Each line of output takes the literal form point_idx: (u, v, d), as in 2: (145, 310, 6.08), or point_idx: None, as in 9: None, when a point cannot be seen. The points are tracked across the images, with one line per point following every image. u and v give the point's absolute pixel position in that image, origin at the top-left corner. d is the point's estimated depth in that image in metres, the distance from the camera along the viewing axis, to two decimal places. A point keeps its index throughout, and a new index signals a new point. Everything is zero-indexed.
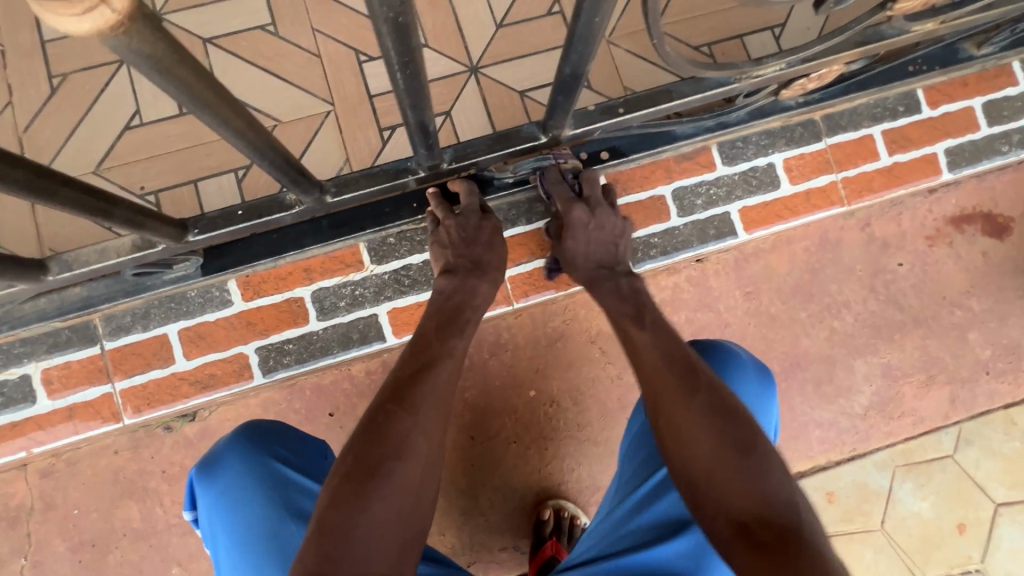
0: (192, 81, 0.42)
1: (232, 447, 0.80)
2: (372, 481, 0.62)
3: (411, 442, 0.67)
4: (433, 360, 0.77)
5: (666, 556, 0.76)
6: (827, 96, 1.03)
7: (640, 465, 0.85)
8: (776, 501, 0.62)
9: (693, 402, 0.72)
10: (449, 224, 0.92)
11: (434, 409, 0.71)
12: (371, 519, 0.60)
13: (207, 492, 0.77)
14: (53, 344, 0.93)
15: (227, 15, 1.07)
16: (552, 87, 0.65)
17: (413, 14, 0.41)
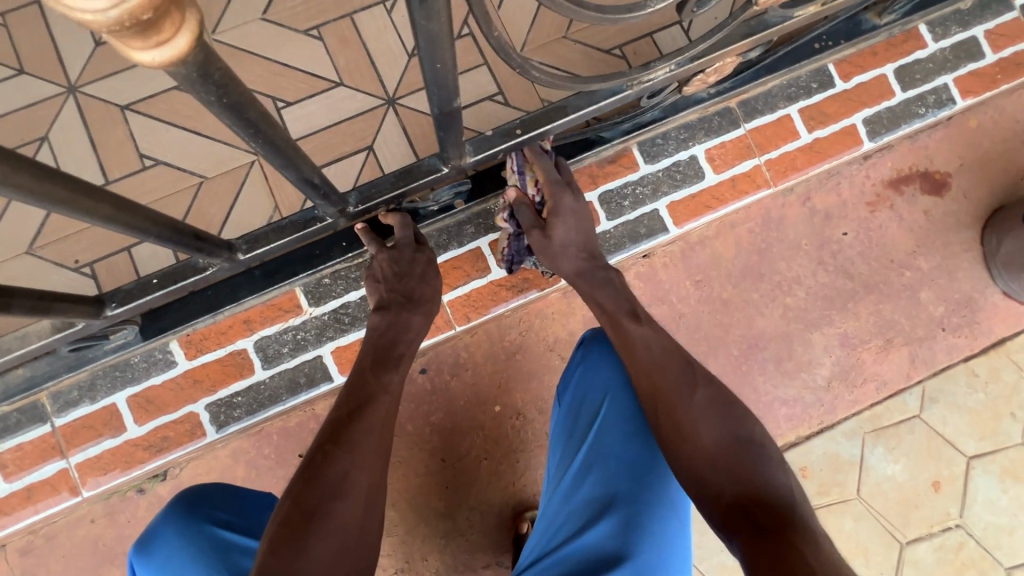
0: (37, 186, 0.43)
1: (167, 520, 0.82)
2: (314, 523, 0.64)
3: (350, 480, 0.69)
4: (370, 397, 0.80)
5: (595, 540, 0.80)
6: (738, 84, 1.06)
7: (562, 457, 0.89)
8: (771, 491, 0.68)
9: (696, 395, 0.79)
10: (384, 255, 0.93)
11: (372, 445, 0.74)
12: (312, 559, 0.62)
13: (146, 566, 0.80)
14: (4, 428, 0.94)
15: (141, 80, 1.08)
16: (433, 125, 0.66)
17: (239, 92, 0.43)
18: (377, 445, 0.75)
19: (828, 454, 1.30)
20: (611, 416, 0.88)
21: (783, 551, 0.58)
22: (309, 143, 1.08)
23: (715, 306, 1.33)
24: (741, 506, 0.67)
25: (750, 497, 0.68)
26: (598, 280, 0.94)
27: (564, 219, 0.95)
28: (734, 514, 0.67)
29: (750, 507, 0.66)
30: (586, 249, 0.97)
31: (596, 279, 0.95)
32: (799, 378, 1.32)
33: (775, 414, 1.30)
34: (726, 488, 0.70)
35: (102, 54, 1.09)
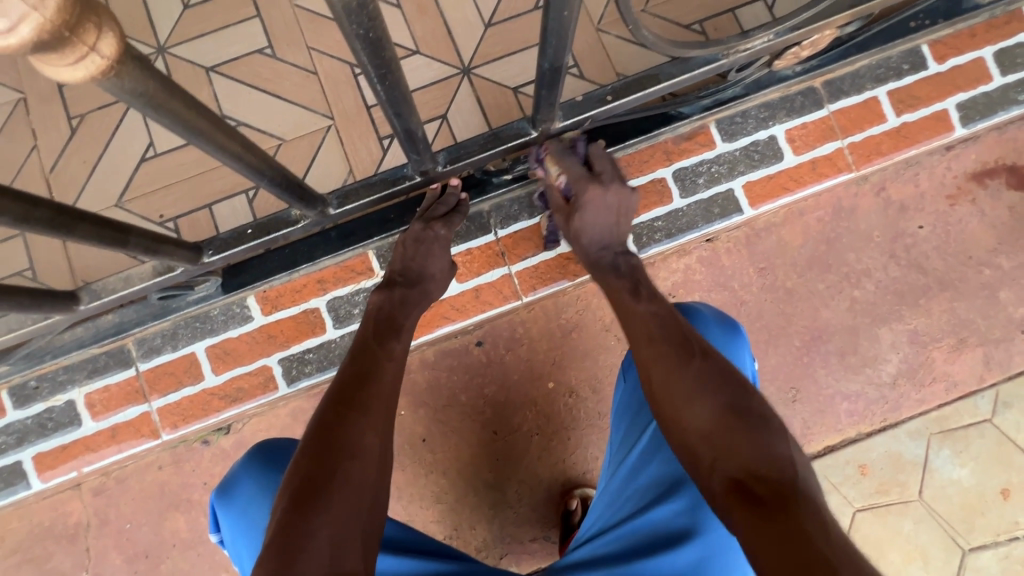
0: (186, 115, 0.45)
1: (246, 472, 0.85)
2: (332, 482, 0.64)
3: (365, 443, 0.69)
4: (374, 364, 0.79)
5: (661, 518, 0.78)
6: (825, 62, 1.02)
7: (627, 431, 0.87)
8: (774, 463, 0.61)
9: (690, 367, 0.72)
10: (436, 229, 0.92)
11: (383, 408, 0.74)
12: (327, 516, 0.61)
13: (227, 511, 0.83)
14: (92, 370, 0.98)
15: (226, 43, 1.11)
16: (535, 83, 0.66)
17: (383, 29, 0.43)
18: (386, 409, 0.74)
19: (890, 453, 1.25)
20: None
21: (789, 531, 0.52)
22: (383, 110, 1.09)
23: (778, 295, 1.30)
24: (735, 481, 0.61)
25: (743, 472, 0.61)
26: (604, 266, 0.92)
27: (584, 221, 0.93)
28: (733, 492, 0.60)
29: (744, 480, 0.60)
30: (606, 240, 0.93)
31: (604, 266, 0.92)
32: (863, 373, 1.28)
33: (836, 408, 1.27)
34: (731, 464, 0.63)
35: (190, 16, 1.12)
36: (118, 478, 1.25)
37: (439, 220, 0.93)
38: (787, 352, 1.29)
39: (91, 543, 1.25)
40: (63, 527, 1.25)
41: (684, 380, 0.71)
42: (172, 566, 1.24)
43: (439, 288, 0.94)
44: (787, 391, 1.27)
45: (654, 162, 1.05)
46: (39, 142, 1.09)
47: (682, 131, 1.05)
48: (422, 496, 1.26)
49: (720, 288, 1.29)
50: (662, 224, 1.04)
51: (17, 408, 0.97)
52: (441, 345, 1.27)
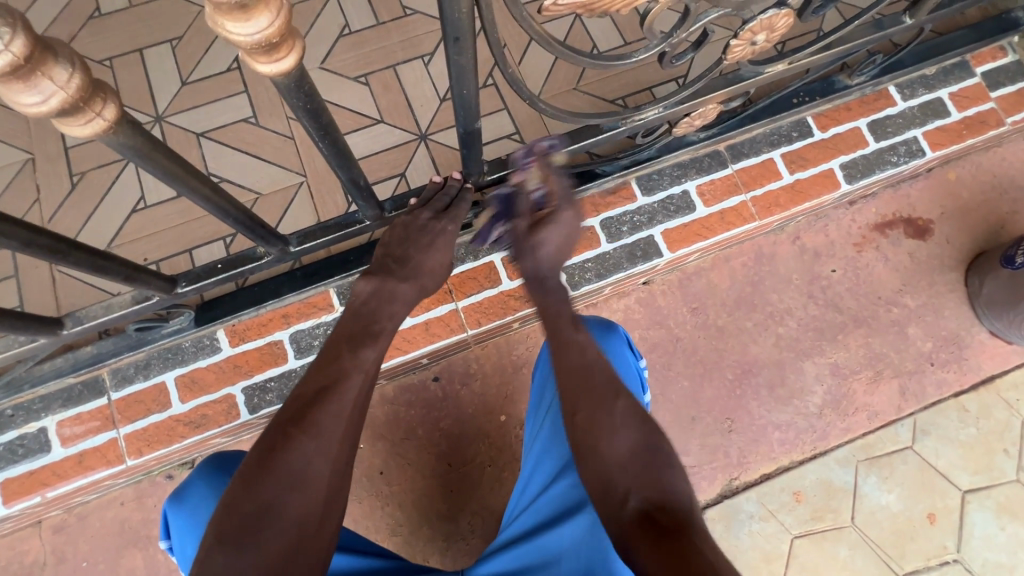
0: (167, 164, 0.58)
1: (198, 477, 0.96)
2: (263, 517, 0.69)
3: (309, 472, 0.73)
4: (338, 377, 0.82)
5: (559, 493, 0.93)
6: (724, 130, 1.22)
7: (537, 421, 1.03)
8: (674, 494, 0.71)
9: (616, 406, 0.80)
10: (443, 224, 1.01)
11: (333, 433, 0.77)
12: (256, 554, 0.66)
13: (178, 514, 0.93)
14: (67, 399, 1.06)
15: (216, 113, 1.29)
16: (458, 144, 0.82)
17: (320, 102, 0.58)
18: (337, 432, 0.77)
19: (822, 480, 1.33)
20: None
21: (688, 553, 0.61)
22: None
23: (710, 332, 1.43)
24: (645, 513, 0.68)
25: (651, 502, 0.70)
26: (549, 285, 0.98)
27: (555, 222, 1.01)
28: (644, 522, 0.67)
29: (653, 512, 0.68)
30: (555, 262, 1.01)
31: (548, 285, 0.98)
32: (792, 404, 1.38)
33: (769, 438, 1.36)
34: (640, 497, 0.71)
35: (187, 91, 1.30)
36: (80, 514, 1.29)
37: (444, 217, 1.02)
38: (720, 384, 1.40)
39: None
40: (19, 566, 1.27)
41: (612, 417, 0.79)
42: None
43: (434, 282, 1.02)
44: (723, 421, 1.37)
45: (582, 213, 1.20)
46: (41, 195, 1.23)
47: (607, 186, 1.22)
48: (378, 529, 1.30)
49: (657, 326, 1.42)
50: (591, 265, 1.18)
51: None
52: (399, 381, 1.37)
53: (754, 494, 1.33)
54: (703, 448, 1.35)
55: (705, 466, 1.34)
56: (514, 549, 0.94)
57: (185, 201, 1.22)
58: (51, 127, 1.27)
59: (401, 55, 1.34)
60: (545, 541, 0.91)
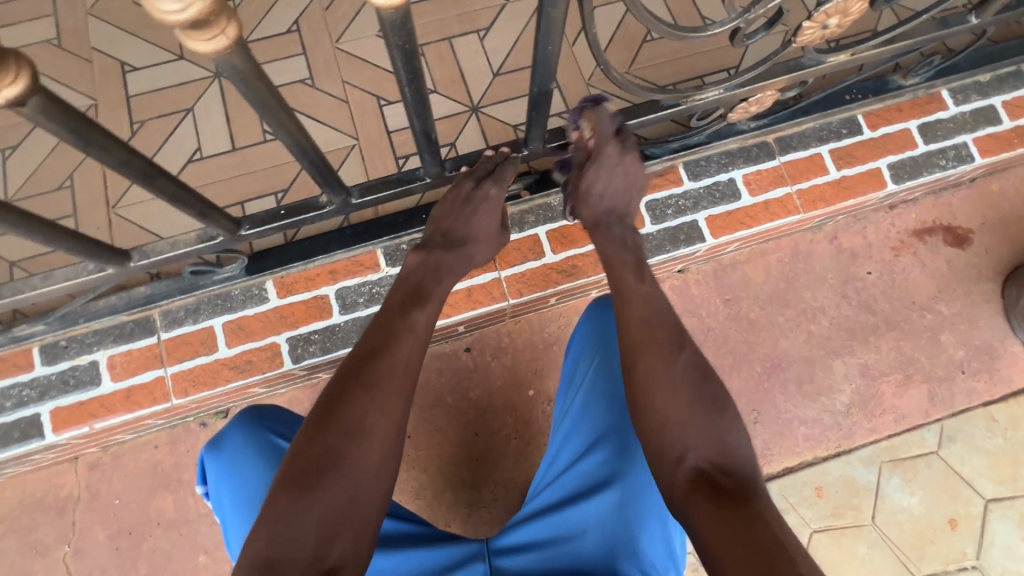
0: (265, 93, 0.61)
1: (231, 429, 0.96)
2: (327, 470, 0.71)
3: (369, 427, 0.74)
4: (396, 337, 0.83)
5: (588, 468, 0.95)
6: (775, 121, 1.23)
7: (566, 402, 1.05)
8: (734, 456, 0.75)
9: (676, 361, 0.81)
10: (486, 192, 1.01)
11: (393, 389, 0.77)
12: (319, 504, 0.69)
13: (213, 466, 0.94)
14: (118, 335, 1.09)
15: (274, 72, 1.32)
16: (528, 104, 0.83)
17: (416, 43, 0.60)
18: (396, 387, 0.78)
19: (844, 477, 1.34)
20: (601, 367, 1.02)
21: (745, 523, 0.64)
22: (402, 134, 1.28)
23: (742, 324, 1.43)
24: (704, 475, 0.72)
25: (711, 466, 0.73)
26: (609, 229, 1.01)
27: (605, 164, 1.01)
28: (703, 484, 0.71)
29: (712, 474, 0.72)
30: (615, 202, 1.03)
31: (608, 229, 1.01)
32: (819, 401, 1.39)
33: (794, 432, 1.37)
34: (700, 455, 0.74)
35: None
36: (115, 454, 1.33)
37: (485, 180, 1.02)
38: (749, 376, 1.40)
39: (78, 517, 1.30)
40: (54, 498, 1.31)
41: (677, 370, 0.80)
42: (153, 545, 1.29)
43: (483, 252, 1.05)
44: (749, 412, 1.38)
45: None
46: None
47: (655, 169, 1.23)
48: (402, 491, 1.33)
49: (689, 314, 1.43)
50: None
51: (45, 364, 1.07)
52: (432, 348, 1.39)
53: (775, 486, 1.34)
54: None
55: None
56: (539, 522, 0.94)
57: (241, 155, 1.26)
58: (114, 76, 1.31)
59: (456, 28, 1.36)
60: (569, 515, 0.92)
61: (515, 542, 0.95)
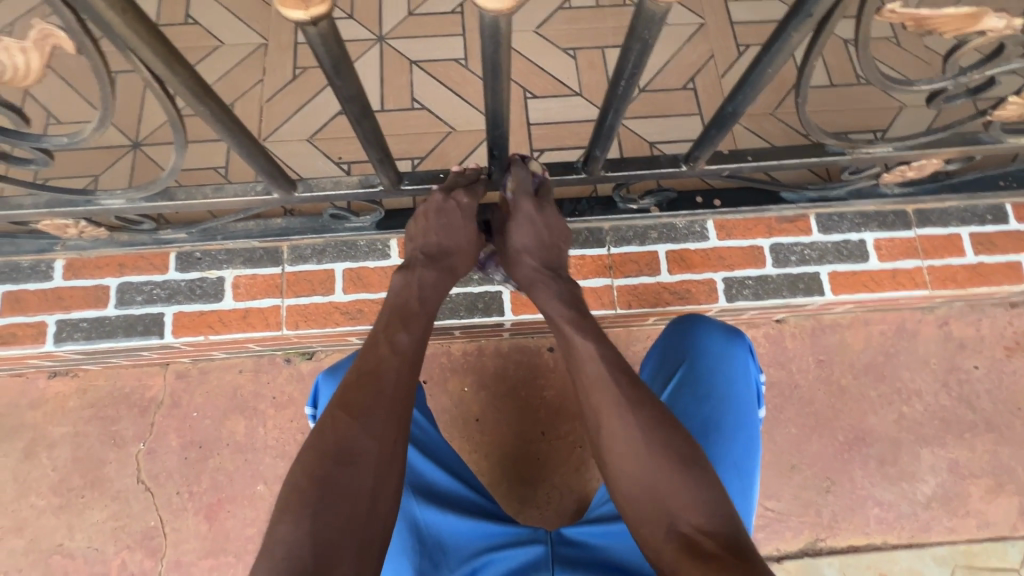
0: (503, 60, 0.64)
1: (353, 361, 1.02)
2: (320, 490, 0.66)
3: (359, 449, 0.70)
4: (386, 359, 0.79)
5: None
6: (920, 192, 1.19)
7: None
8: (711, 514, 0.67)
9: (635, 417, 0.75)
10: (458, 199, 0.96)
11: (382, 414, 0.73)
12: (316, 528, 0.64)
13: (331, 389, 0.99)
14: (247, 259, 1.15)
15: (433, 47, 1.37)
16: (710, 121, 0.84)
17: (657, 37, 0.62)
18: (386, 412, 0.74)
19: (911, 570, 1.28)
20: (682, 384, 0.99)
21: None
22: (542, 130, 1.31)
23: (831, 388, 1.39)
24: (687, 538, 0.66)
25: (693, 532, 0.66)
26: (543, 287, 0.94)
27: (518, 221, 0.96)
28: (684, 548, 0.65)
29: (696, 537, 0.65)
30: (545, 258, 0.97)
31: (542, 286, 0.94)
32: (899, 486, 1.33)
33: (866, 511, 1.31)
34: (684, 519, 0.67)
35: (412, 21, 1.40)
36: (202, 369, 1.39)
37: (439, 206, 0.95)
38: (829, 443, 1.36)
39: (157, 420, 1.36)
40: (139, 397, 1.37)
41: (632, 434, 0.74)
42: (218, 463, 1.34)
43: (467, 263, 1.00)
44: (822, 479, 1.33)
45: (756, 232, 1.20)
46: (265, 77, 1.34)
47: (787, 214, 1.21)
48: None
49: (778, 367, 1.40)
50: (752, 283, 1.18)
51: (178, 270, 1.14)
52: (517, 340, 1.40)
53: (837, 561, 1.29)
54: (795, 499, 1.32)
55: (793, 517, 1.31)
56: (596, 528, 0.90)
57: (388, 116, 1.32)
58: (287, 21, 1.39)
59: (612, 39, 1.39)
60: None
61: (573, 537, 0.90)
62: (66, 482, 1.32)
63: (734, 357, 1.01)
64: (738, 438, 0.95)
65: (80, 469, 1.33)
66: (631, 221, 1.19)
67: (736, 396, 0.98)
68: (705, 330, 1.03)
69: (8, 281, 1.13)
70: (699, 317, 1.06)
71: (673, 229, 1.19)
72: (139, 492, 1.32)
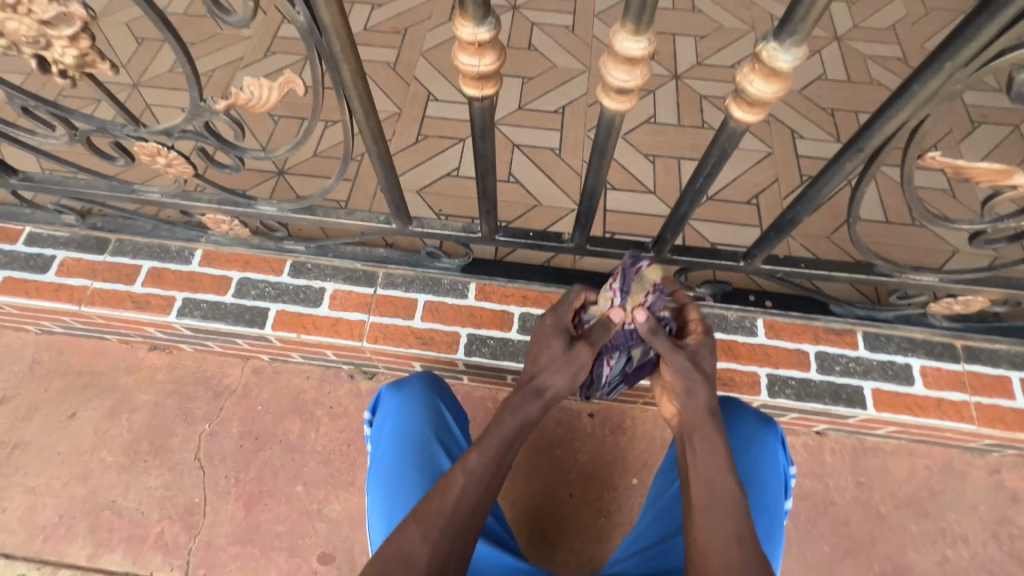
0: (608, 148, 0.81)
1: (417, 380, 1.12)
2: (423, 524, 0.71)
3: (460, 490, 0.74)
4: (504, 416, 0.84)
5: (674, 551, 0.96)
6: (967, 329, 1.26)
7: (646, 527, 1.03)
8: None
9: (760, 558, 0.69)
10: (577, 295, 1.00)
11: (487, 461, 0.77)
12: (417, 556, 0.68)
13: (391, 399, 1.08)
14: (347, 277, 1.34)
15: (534, 136, 1.63)
16: (770, 225, 0.98)
17: (735, 148, 0.79)
18: (491, 460, 0.77)
19: None
20: None
21: None
22: (616, 216, 1.49)
23: (869, 513, 1.36)
24: None
25: None
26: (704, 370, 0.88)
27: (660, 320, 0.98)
28: None
29: None
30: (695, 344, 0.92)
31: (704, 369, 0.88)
32: None
33: None
34: None
35: (520, 114, 1.67)
36: (275, 368, 1.54)
37: (547, 313, 0.99)
38: (864, 571, 1.31)
39: (226, 406, 1.50)
40: (216, 382, 1.53)
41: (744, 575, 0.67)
42: (268, 457, 1.44)
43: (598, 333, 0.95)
44: None
45: (803, 336, 1.28)
46: (393, 138, 1.63)
47: (835, 326, 1.29)
48: None
49: (815, 479, 1.39)
50: (794, 383, 1.25)
51: (290, 275, 1.34)
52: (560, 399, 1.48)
53: None
54: None
55: None
56: None
57: None
58: (420, 99, 1.69)
59: (688, 153, 1.61)
60: None
61: None
62: (135, 446, 1.46)
63: (766, 443, 1.05)
64: (764, 519, 0.98)
65: (150, 436, 1.47)
66: None
67: (765, 479, 1.01)
68: (741, 412, 1.09)
69: (157, 259, 1.36)
70: (737, 402, 1.13)
71: (723, 320, 1.29)
72: (194, 468, 1.43)
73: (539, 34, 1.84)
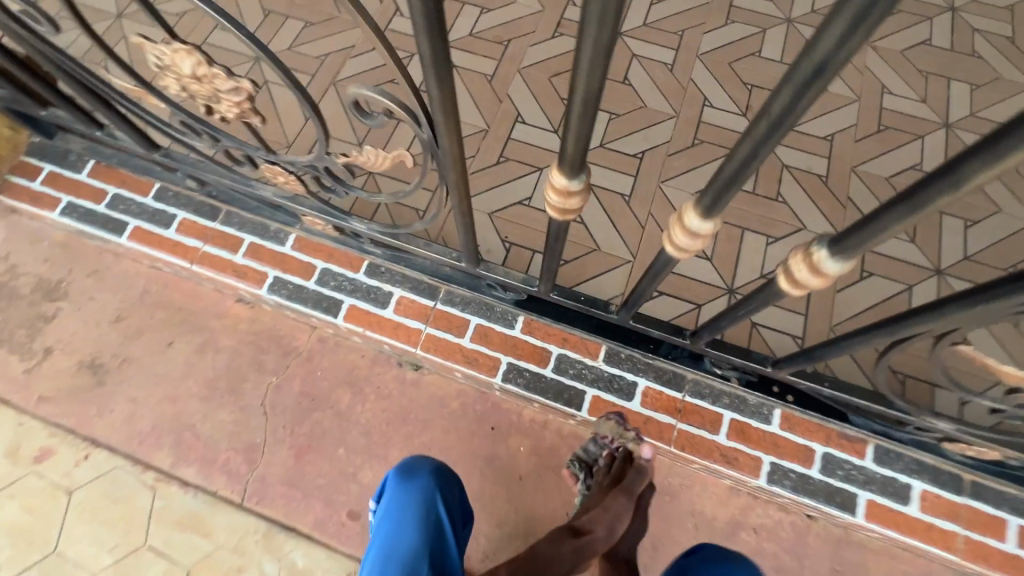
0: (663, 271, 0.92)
1: (425, 477, 1.23)
2: None
3: None
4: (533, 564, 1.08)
5: None
6: (979, 468, 1.30)
7: None
8: None
9: None
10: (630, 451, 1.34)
11: None
12: None
13: (399, 490, 1.21)
14: (414, 287, 1.51)
15: (608, 178, 1.70)
16: (801, 350, 1.08)
17: (775, 299, 0.87)
18: None
19: None
20: None
21: None
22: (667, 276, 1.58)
23: None
24: None
25: None
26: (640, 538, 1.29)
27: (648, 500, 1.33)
28: None
29: None
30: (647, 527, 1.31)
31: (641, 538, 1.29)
32: None
33: None
34: None
35: (600, 152, 1.73)
36: (337, 341, 1.76)
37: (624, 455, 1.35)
38: None
39: (292, 365, 1.74)
40: (287, 342, 1.76)
41: None
42: (320, 418, 1.68)
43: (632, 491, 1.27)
44: None
45: (814, 436, 1.36)
46: (477, 155, 1.73)
47: (849, 433, 1.35)
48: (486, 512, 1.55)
49: None
50: (793, 476, 1.34)
51: (365, 274, 1.52)
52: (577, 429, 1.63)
53: None
54: None
55: None
56: None
57: None
58: (509, 119, 1.78)
59: (754, 225, 1.64)
60: None
61: None
62: (215, 382, 1.73)
63: None
64: None
65: (228, 376, 1.73)
66: (711, 382, 1.41)
67: None
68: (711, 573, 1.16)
69: (256, 235, 1.57)
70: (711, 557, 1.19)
71: (741, 403, 1.39)
72: (259, 412, 1.69)
73: (637, 69, 1.86)
